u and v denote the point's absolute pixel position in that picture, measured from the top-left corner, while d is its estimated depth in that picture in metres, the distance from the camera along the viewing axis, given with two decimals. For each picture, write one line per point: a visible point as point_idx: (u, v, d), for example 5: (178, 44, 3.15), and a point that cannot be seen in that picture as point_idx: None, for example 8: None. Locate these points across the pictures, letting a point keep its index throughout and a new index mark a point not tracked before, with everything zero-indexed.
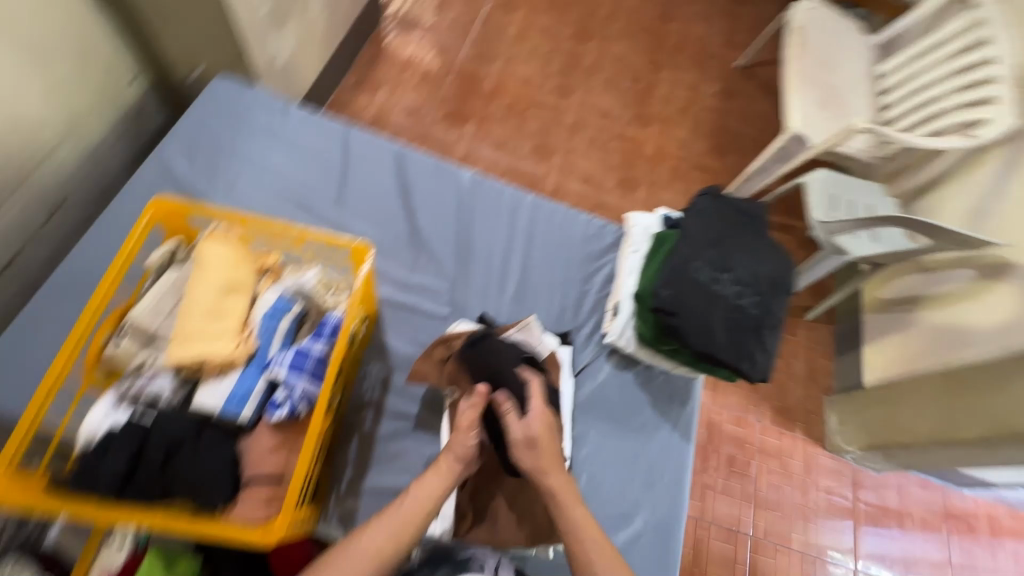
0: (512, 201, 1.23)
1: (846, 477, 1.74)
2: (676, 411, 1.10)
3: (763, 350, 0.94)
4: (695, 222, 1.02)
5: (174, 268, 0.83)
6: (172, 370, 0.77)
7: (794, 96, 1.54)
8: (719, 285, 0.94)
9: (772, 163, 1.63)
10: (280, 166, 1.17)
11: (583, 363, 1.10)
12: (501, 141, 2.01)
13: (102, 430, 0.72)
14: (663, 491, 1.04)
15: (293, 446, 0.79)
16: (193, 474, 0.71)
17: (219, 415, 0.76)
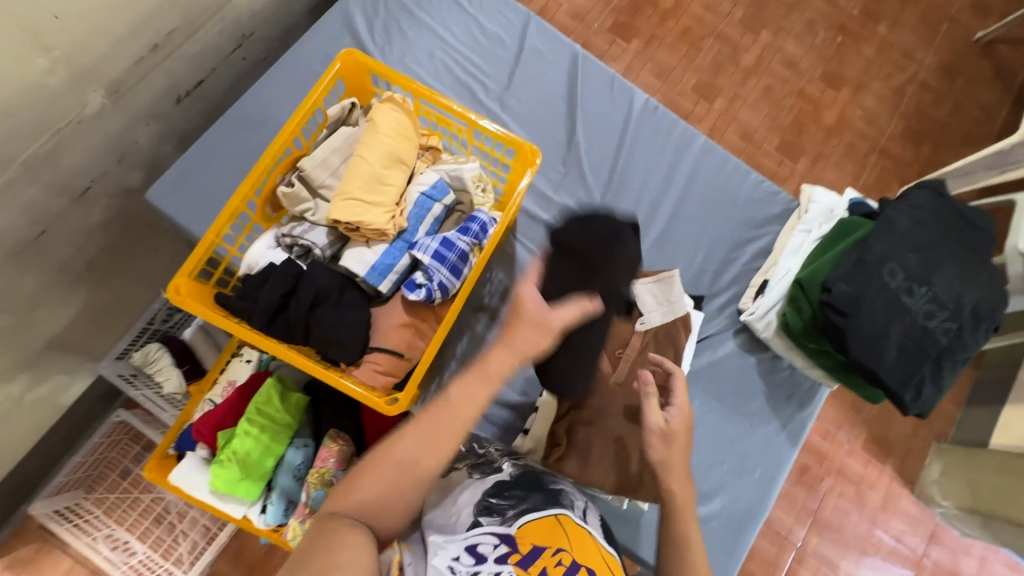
0: (681, 140, 1.12)
1: (924, 528, 1.59)
2: (790, 411, 1.02)
3: (935, 384, 0.81)
4: (902, 216, 0.87)
5: (348, 127, 0.82)
6: (329, 226, 0.79)
7: None
8: (910, 297, 0.81)
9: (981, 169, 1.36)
10: (453, 44, 1.12)
11: (707, 332, 1.03)
12: (665, 68, 1.79)
13: (262, 264, 0.78)
14: (750, 484, 0.98)
15: (419, 327, 0.81)
16: (331, 329, 0.75)
17: (362, 280, 0.79)
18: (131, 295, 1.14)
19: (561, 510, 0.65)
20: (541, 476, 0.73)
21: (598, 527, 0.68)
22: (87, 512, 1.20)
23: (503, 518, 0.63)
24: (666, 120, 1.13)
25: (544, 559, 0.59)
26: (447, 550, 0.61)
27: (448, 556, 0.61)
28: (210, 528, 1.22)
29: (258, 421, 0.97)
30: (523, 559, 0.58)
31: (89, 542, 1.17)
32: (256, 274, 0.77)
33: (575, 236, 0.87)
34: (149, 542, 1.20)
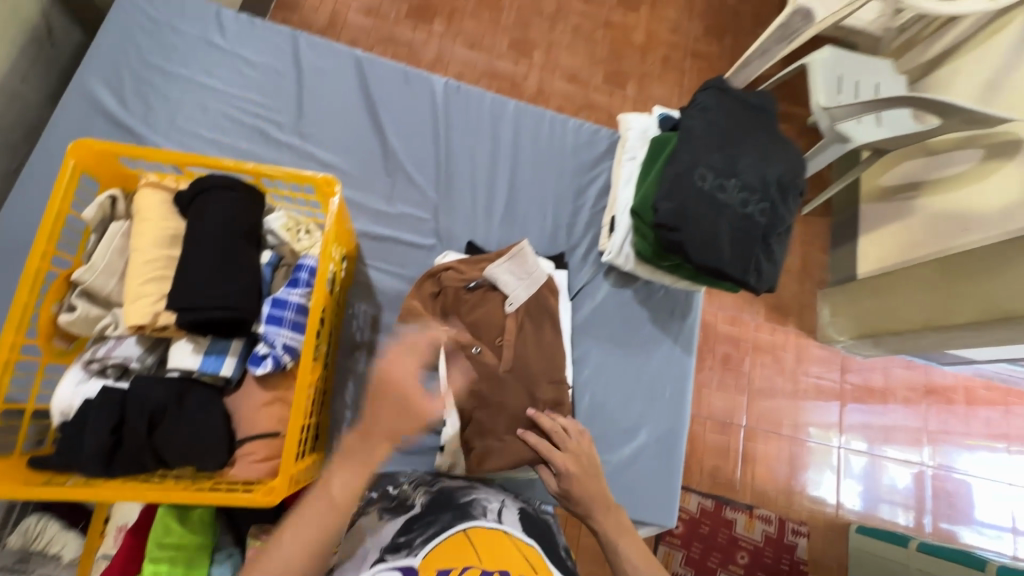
0: (494, 111, 1.12)
1: (835, 364, 1.78)
2: (676, 324, 1.08)
3: (769, 260, 0.89)
4: (698, 122, 0.93)
5: (117, 223, 0.72)
6: (136, 334, 0.70)
7: None
8: (724, 193, 0.87)
9: (773, 45, 1.51)
10: (226, 90, 1.03)
11: (578, 285, 1.06)
12: (476, 37, 1.77)
13: (77, 403, 0.68)
14: (665, 403, 1.04)
15: (285, 398, 0.76)
16: (182, 442, 0.68)
17: (200, 373, 0.71)
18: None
19: (469, 522, 0.67)
20: (454, 493, 0.76)
21: (515, 525, 0.70)
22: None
23: (410, 550, 0.64)
24: (472, 97, 1.11)
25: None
26: None
27: None
28: None
29: (164, 561, 0.78)
30: None
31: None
32: (73, 419, 0.66)
33: (214, 192, 0.72)
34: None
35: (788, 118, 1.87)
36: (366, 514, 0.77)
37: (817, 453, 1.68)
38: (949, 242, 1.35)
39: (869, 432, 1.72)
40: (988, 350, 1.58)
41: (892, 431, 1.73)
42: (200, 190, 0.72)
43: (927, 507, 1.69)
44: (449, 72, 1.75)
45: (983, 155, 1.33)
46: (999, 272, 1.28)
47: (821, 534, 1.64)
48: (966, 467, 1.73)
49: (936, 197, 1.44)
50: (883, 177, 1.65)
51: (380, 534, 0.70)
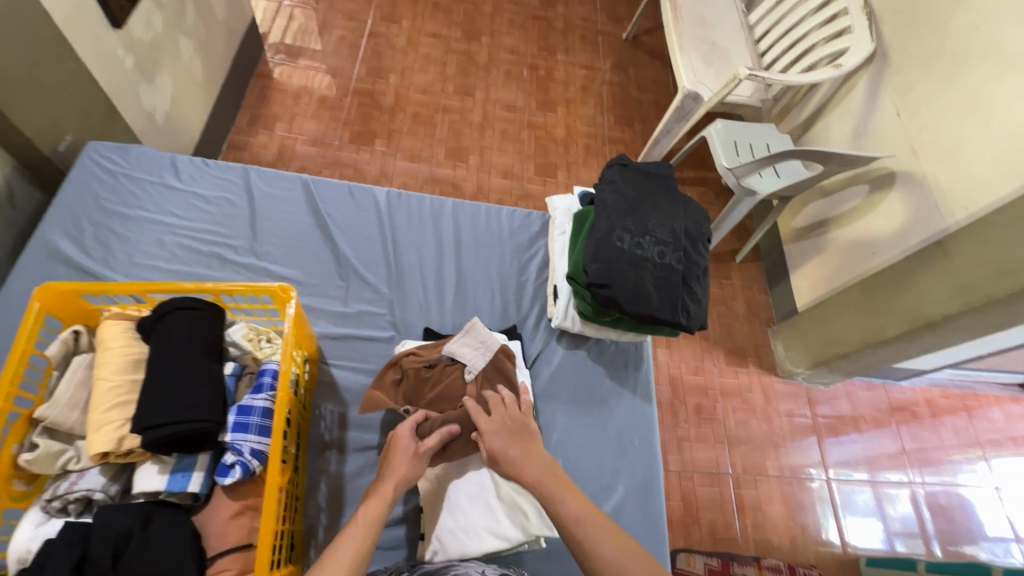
0: (433, 209, 1.24)
1: (801, 397, 1.85)
2: (632, 376, 1.14)
3: (695, 301, 1.00)
4: (609, 193, 1.07)
5: (82, 356, 0.76)
6: (101, 463, 0.71)
7: (680, 59, 1.70)
8: (643, 249, 0.99)
9: (673, 124, 1.75)
10: (183, 224, 1.12)
11: (535, 352, 1.13)
12: (416, 152, 1.97)
13: (37, 546, 0.66)
14: (636, 454, 1.07)
15: (255, 505, 0.76)
16: (149, 567, 0.65)
17: (166, 492, 0.71)
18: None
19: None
20: None
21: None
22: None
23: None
24: (412, 200, 1.24)
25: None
26: None
27: None
28: None
29: None
30: None
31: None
32: (31, 562, 0.65)
33: (181, 315, 0.77)
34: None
35: (701, 182, 2.11)
36: None
37: (808, 490, 1.69)
38: (866, 265, 1.52)
39: (855, 466, 1.74)
40: (930, 359, 1.69)
41: (876, 460, 1.76)
42: (163, 314, 0.77)
43: (930, 531, 1.68)
44: (394, 183, 1.91)
45: (869, 189, 1.54)
46: (909, 283, 1.34)
47: None
48: (950, 478, 1.76)
49: (841, 229, 1.63)
50: (795, 220, 1.87)
51: None
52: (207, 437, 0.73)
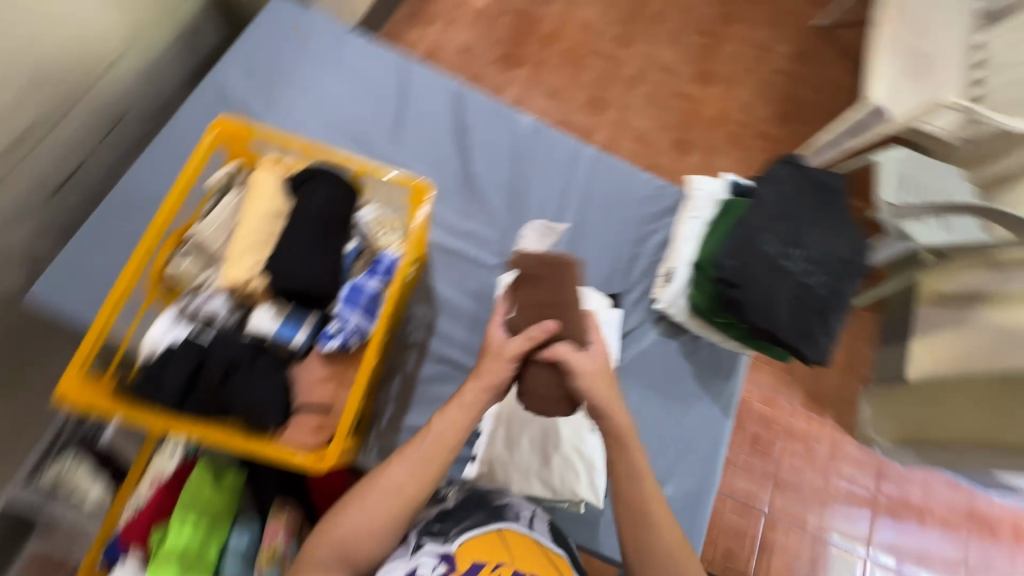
0: (571, 152, 1.19)
1: (870, 468, 1.69)
2: (718, 384, 1.08)
3: (825, 333, 0.90)
4: (773, 191, 0.96)
5: (233, 192, 0.82)
6: (227, 293, 0.77)
7: (878, 67, 1.48)
8: (788, 261, 0.89)
9: (845, 136, 1.58)
10: (337, 97, 1.15)
11: (629, 326, 1.09)
12: (557, 90, 1.89)
13: (163, 345, 0.75)
14: (695, 462, 1.03)
15: (342, 377, 0.80)
16: (248, 397, 0.72)
17: (273, 338, 0.77)
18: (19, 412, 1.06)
19: (502, 523, 0.73)
20: (485, 494, 0.80)
21: (541, 533, 0.75)
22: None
23: (444, 539, 0.70)
24: (552, 137, 1.19)
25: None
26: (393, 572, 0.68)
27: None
28: None
29: (192, 511, 0.93)
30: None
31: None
32: (157, 357, 0.73)
33: (324, 185, 0.80)
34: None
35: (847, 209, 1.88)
36: None
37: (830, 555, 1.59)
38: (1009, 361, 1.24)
39: (899, 555, 1.61)
40: None
41: (928, 559, 1.61)
42: (308, 179, 0.81)
43: None
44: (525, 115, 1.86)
45: None
46: None
47: None
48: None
49: (995, 310, 1.33)
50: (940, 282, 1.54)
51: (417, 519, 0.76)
52: (320, 300, 0.78)
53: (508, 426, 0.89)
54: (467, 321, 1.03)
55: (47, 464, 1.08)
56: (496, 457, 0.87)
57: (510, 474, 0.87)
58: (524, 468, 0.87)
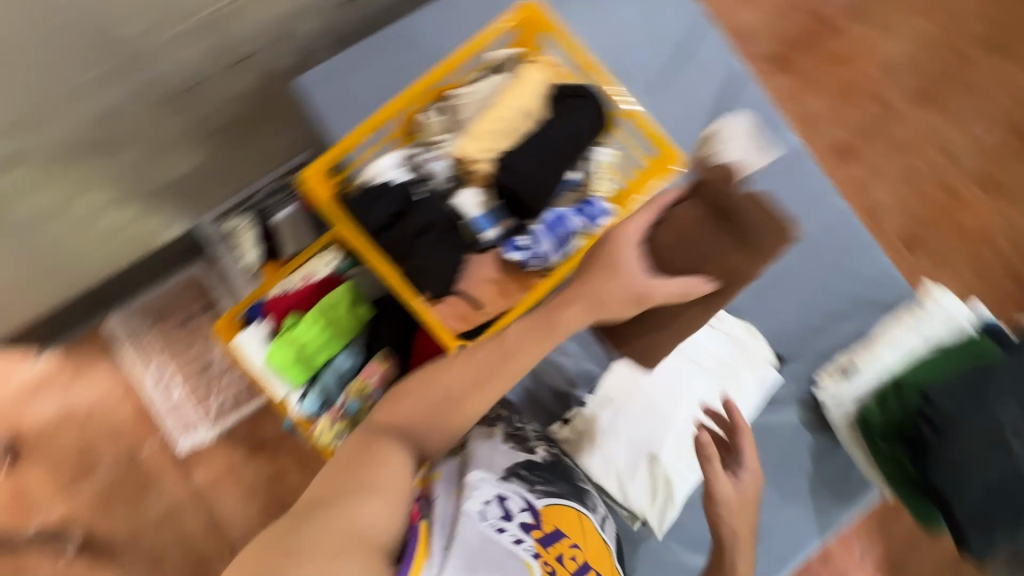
0: (821, 194, 1.04)
1: None
2: (830, 502, 0.96)
3: (1009, 535, 0.82)
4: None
5: (503, 75, 0.83)
6: (453, 162, 0.81)
7: None
8: (1015, 443, 0.82)
9: None
10: (623, 18, 1.05)
11: (776, 394, 0.98)
12: (816, 113, 1.57)
13: (384, 177, 0.81)
14: (763, 559, 0.94)
15: (504, 286, 0.81)
16: (426, 258, 0.77)
17: (468, 221, 0.80)
18: (236, 166, 1.24)
19: (581, 507, 0.71)
20: (567, 469, 0.77)
21: (608, 535, 0.73)
22: (144, 343, 1.44)
23: (530, 488, 0.69)
24: (808, 169, 1.05)
25: (561, 547, 0.64)
26: (480, 494, 0.65)
27: (478, 500, 0.64)
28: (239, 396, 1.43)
29: (323, 318, 1.05)
30: (543, 536, 0.63)
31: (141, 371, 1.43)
32: (376, 185, 0.80)
33: (587, 111, 0.80)
34: (187, 389, 1.43)
35: None
36: (491, 425, 0.79)
37: None
38: None
39: None
40: None
41: None
42: (576, 99, 0.81)
43: None
44: None
45: None
46: None
47: None
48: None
49: None
50: None
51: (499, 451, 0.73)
52: (528, 210, 0.79)
53: (615, 415, 0.87)
54: None
55: (234, 215, 1.34)
56: (589, 435, 0.87)
57: (593, 458, 0.86)
58: (612, 460, 0.86)
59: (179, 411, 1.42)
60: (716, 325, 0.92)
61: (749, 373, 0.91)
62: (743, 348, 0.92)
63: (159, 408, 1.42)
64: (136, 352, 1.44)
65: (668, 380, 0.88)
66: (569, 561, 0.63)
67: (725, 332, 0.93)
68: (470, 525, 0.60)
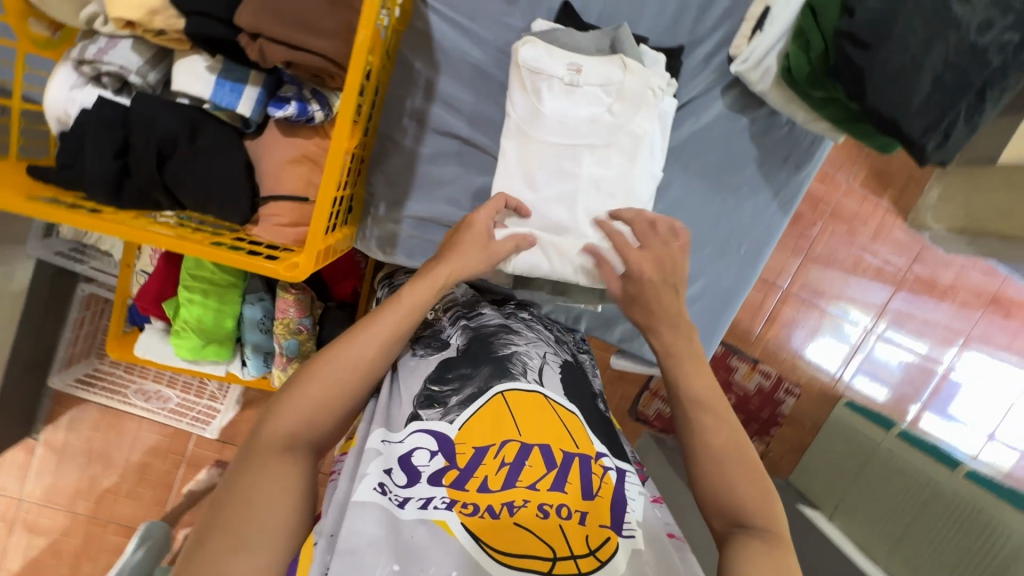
0: None
1: (909, 251, 1.39)
2: (784, 175, 0.88)
3: (972, 122, 0.63)
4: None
5: None
6: (132, 36, 0.55)
7: None
8: (963, 4, 0.58)
9: None
10: None
11: (688, 95, 0.83)
12: None
13: (74, 110, 0.57)
14: (733, 262, 0.91)
15: (316, 159, 0.63)
16: (198, 180, 0.59)
17: (213, 104, 0.58)
18: None
19: (506, 382, 0.55)
20: (489, 339, 0.62)
21: (556, 390, 0.57)
22: (109, 374, 1.22)
23: (444, 412, 0.53)
24: None
25: (484, 464, 0.48)
26: (378, 458, 0.49)
27: (377, 464, 0.48)
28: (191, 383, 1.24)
29: (197, 288, 0.90)
30: (459, 476, 0.48)
31: (123, 399, 1.19)
32: (71, 130, 0.57)
33: None
34: (180, 387, 1.24)
35: None
36: None
37: (823, 321, 1.41)
38: None
39: (906, 329, 1.43)
40: None
41: (930, 332, 1.44)
42: None
43: (920, 396, 1.46)
44: None
45: None
46: None
47: (808, 400, 1.45)
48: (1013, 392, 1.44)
49: None
50: None
51: (410, 372, 0.60)
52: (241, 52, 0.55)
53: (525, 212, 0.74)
54: (478, 81, 0.79)
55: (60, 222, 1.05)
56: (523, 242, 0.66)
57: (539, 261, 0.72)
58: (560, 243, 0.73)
59: (187, 410, 1.22)
60: (576, 84, 0.71)
61: (640, 118, 0.73)
62: (619, 93, 0.72)
63: (163, 419, 1.19)
64: (106, 388, 1.20)
65: (553, 180, 0.74)
66: (495, 475, 0.47)
67: (591, 87, 0.72)
68: (367, 503, 0.44)
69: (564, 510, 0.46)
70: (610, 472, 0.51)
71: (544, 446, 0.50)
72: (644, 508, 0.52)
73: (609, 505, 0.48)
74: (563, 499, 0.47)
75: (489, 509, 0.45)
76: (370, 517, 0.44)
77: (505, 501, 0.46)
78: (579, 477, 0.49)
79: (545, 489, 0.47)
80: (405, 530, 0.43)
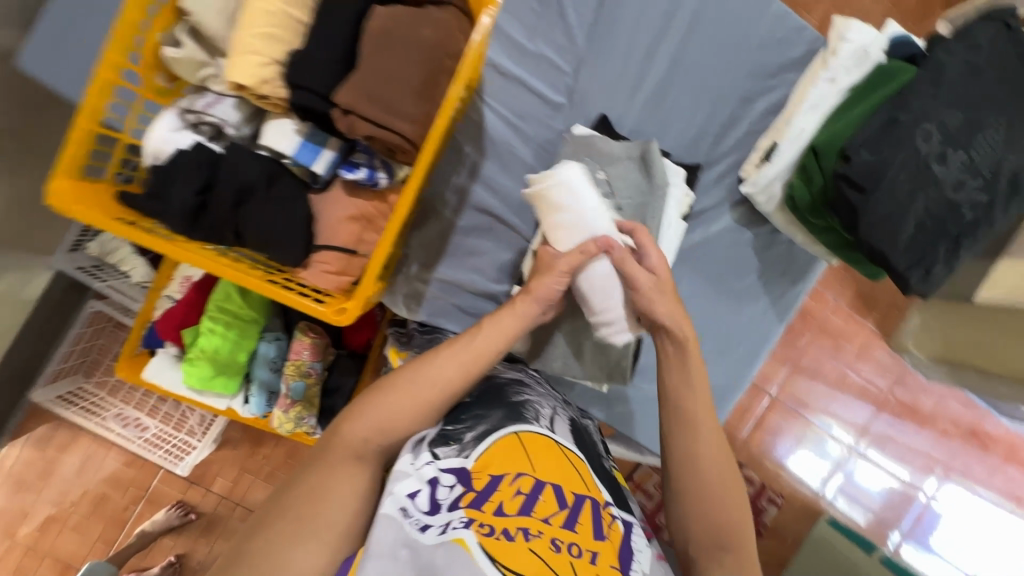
0: None
1: (892, 372, 1.45)
2: (782, 287, 0.97)
3: (947, 264, 0.72)
4: (982, 37, 0.71)
5: None
6: (237, 96, 0.65)
7: None
8: (942, 165, 0.69)
9: None
10: None
11: (701, 206, 0.94)
12: None
13: (169, 149, 0.65)
14: (731, 360, 0.97)
15: (372, 219, 0.70)
16: (263, 223, 0.64)
17: (292, 160, 0.66)
18: None
19: (520, 424, 0.59)
20: (503, 388, 0.67)
21: (565, 438, 0.62)
22: (91, 395, 1.18)
23: (460, 447, 0.57)
24: None
25: (501, 490, 0.52)
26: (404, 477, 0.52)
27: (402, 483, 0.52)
28: (173, 415, 1.22)
29: (221, 319, 0.93)
30: (476, 498, 0.51)
31: (98, 422, 1.16)
32: (164, 164, 0.64)
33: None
34: (160, 417, 1.21)
35: None
36: None
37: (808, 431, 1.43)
38: None
39: (887, 448, 1.44)
40: None
41: (909, 455, 1.44)
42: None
43: (900, 523, 1.44)
44: None
45: None
46: None
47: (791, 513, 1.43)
48: (988, 526, 1.42)
49: None
50: None
51: None
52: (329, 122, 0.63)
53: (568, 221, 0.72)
54: (519, 170, 0.89)
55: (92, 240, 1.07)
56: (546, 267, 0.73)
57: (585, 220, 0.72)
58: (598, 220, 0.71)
59: (161, 442, 1.20)
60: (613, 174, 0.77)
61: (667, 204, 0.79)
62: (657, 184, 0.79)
63: (136, 448, 1.17)
64: (84, 409, 1.17)
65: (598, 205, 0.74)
66: (511, 501, 0.52)
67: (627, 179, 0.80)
68: (387, 516, 0.48)
69: (575, 549, 0.50)
70: (618, 520, 0.56)
71: (557, 487, 0.54)
72: (651, 560, 0.55)
73: (615, 550, 0.53)
74: (575, 538, 0.51)
75: (505, 531, 0.49)
76: (391, 531, 0.47)
77: (520, 525, 0.50)
78: (589, 519, 0.53)
79: (559, 525, 0.51)
80: (428, 553, 0.46)
